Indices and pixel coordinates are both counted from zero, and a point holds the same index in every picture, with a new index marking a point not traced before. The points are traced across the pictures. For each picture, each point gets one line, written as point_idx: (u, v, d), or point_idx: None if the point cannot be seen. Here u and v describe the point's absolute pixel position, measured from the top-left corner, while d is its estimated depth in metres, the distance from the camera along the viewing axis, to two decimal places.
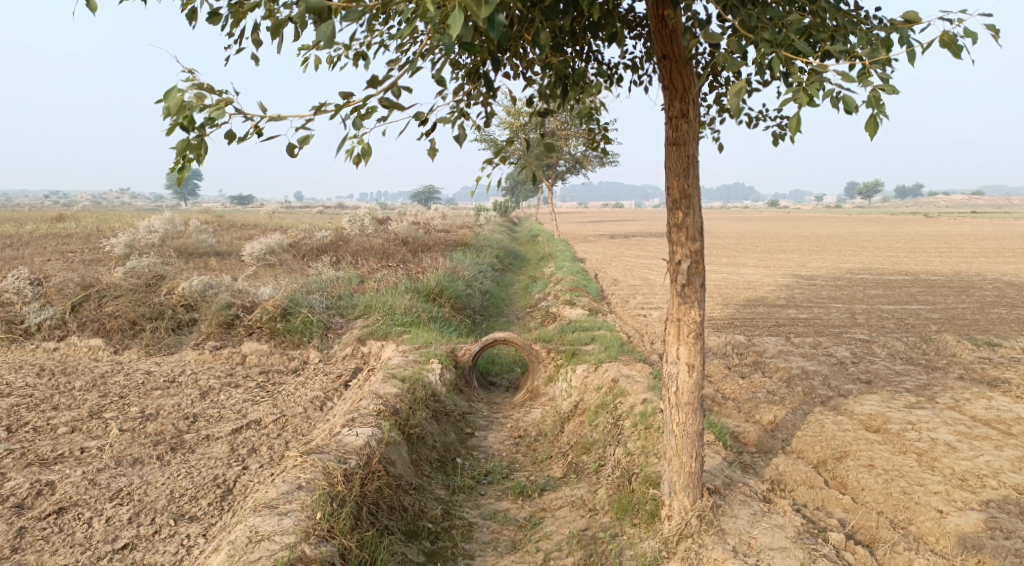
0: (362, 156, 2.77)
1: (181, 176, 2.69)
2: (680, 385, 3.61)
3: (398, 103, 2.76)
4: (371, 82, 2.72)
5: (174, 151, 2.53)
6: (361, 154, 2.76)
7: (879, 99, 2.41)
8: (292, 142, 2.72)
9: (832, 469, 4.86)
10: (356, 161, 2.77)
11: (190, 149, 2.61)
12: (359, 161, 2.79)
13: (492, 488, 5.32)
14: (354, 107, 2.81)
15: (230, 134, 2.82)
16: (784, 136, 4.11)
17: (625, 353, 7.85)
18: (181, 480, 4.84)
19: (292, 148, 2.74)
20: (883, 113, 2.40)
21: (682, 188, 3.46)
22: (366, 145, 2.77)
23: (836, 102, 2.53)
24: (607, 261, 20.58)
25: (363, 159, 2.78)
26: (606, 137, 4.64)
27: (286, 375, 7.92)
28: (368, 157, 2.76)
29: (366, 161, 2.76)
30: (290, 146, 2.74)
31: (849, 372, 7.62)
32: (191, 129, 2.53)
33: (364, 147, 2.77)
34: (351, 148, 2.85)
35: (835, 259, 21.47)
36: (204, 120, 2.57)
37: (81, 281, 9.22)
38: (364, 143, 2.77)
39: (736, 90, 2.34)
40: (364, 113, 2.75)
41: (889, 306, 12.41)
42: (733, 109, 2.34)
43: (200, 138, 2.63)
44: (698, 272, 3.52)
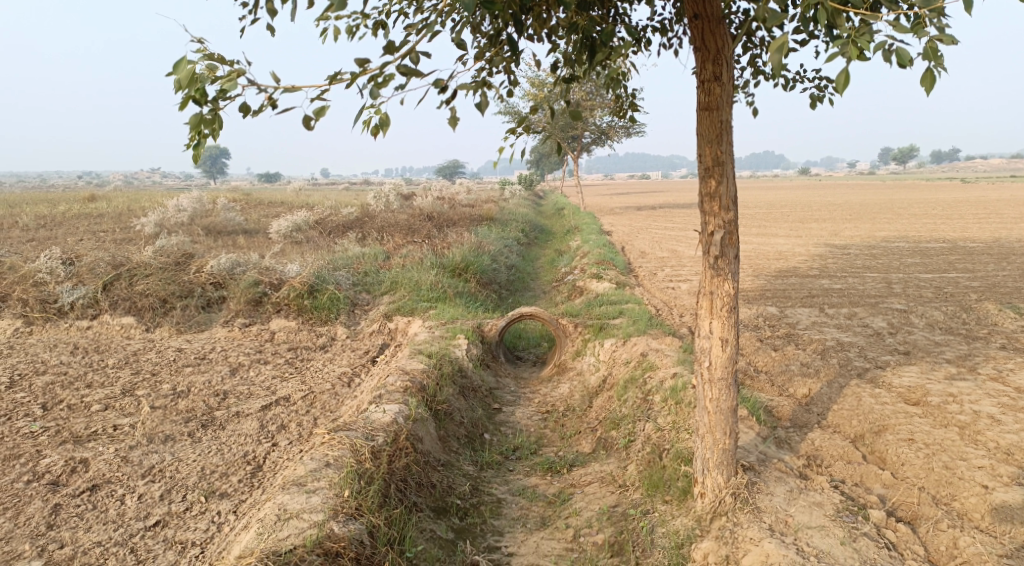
0: (381, 127, 2.66)
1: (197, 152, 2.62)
2: (713, 360, 3.50)
3: (417, 70, 2.65)
4: (388, 49, 2.61)
5: (188, 126, 2.46)
6: (380, 124, 2.65)
7: (937, 51, 2.22)
8: (308, 113, 2.62)
9: (870, 444, 4.73)
10: (375, 133, 2.66)
11: (205, 124, 2.53)
12: (377, 132, 2.67)
13: (521, 464, 5.28)
14: (371, 77, 2.71)
15: (245, 107, 2.73)
16: (824, 98, 3.92)
17: (654, 326, 7.73)
18: (212, 457, 4.88)
19: (309, 120, 2.66)
20: (940, 65, 2.20)
21: (715, 155, 3.31)
22: (384, 116, 2.66)
23: (887, 56, 2.33)
24: (634, 233, 20.33)
25: (382, 130, 2.67)
26: (634, 104, 4.47)
27: (314, 352, 7.94)
28: (387, 128, 2.65)
29: (384, 132, 2.65)
30: (306, 119, 2.65)
31: (886, 343, 7.41)
32: (204, 103, 2.45)
33: (383, 117, 2.65)
34: (368, 119, 2.75)
35: (869, 227, 20.96)
36: (217, 93, 2.48)
37: (112, 260, 9.32)
38: (382, 113, 2.66)
39: (776, 46, 2.18)
40: (381, 81, 2.65)
41: (926, 274, 12.06)
42: (773, 67, 2.18)
43: (214, 113, 2.55)
44: (732, 243, 3.39)
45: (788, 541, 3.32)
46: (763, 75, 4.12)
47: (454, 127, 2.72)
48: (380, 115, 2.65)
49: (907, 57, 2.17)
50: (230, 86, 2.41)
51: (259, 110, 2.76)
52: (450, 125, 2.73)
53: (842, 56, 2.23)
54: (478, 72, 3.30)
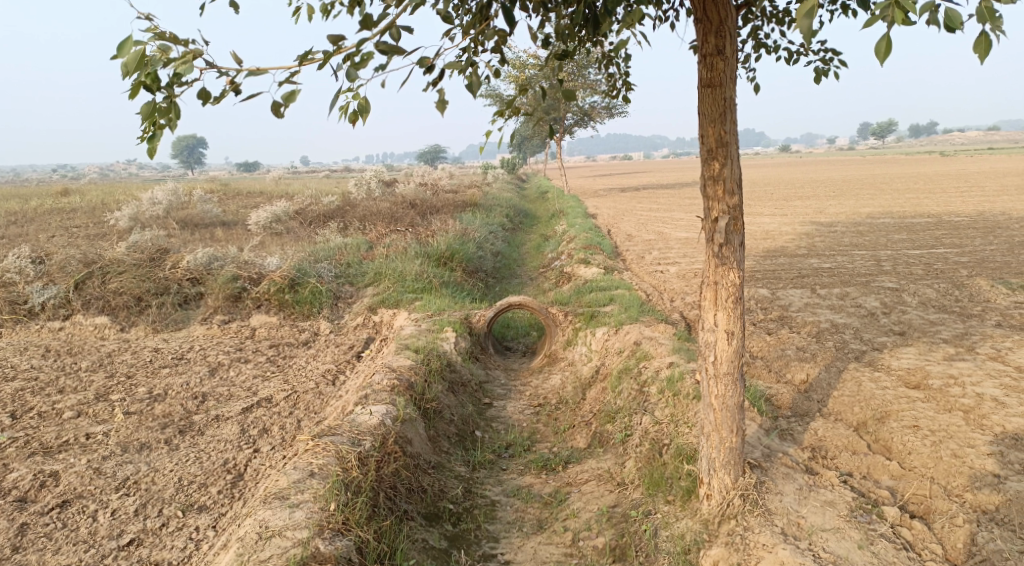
0: (359, 114, 2.40)
1: (154, 145, 2.36)
2: (719, 354, 3.32)
3: (397, 47, 2.40)
4: (365, 24, 2.36)
5: (139, 115, 2.20)
6: (359, 110, 2.39)
7: (992, 11, 1.99)
8: (275, 100, 2.36)
9: (874, 432, 4.59)
10: (353, 121, 2.40)
11: (159, 113, 2.28)
12: (356, 120, 2.42)
13: (515, 462, 5.10)
14: (347, 56, 2.46)
15: (205, 94, 2.47)
16: (829, 72, 3.76)
17: (646, 313, 7.54)
18: (190, 466, 4.64)
19: (277, 106, 2.41)
20: (997, 28, 1.98)
21: (718, 135, 3.12)
22: (362, 100, 2.40)
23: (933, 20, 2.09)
24: (620, 216, 20.12)
25: (360, 117, 2.41)
26: (628, 83, 4.23)
27: (297, 348, 7.68)
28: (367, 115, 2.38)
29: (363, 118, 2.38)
30: (273, 105, 2.40)
31: (881, 324, 7.28)
32: (156, 89, 2.19)
33: (360, 102, 2.40)
34: (346, 104, 2.50)
35: (854, 204, 20.92)
36: (171, 78, 2.23)
37: (83, 257, 8.96)
38: (360, 98, 2.40)
39: (804, 11, 1.96)
40: (359, 60, 2.40)
41: (915, 251, 11.96)
42: (803, 37, 1.96)
43: (169, 100, 2.29)
44: (737, 230, 3.21)
45: (803, 546, 3.20)
46: (765, 49, 3.95)
47: (443, 111, 2.47)
48: (358, 101, 2.39)
49: (960, 20, 1.95)
50: (184, 69, 2.16)
51: (221, 97, 2.51)
52: (438, 109, 2.47)
53: (884, 20, 1.98)
54: (465, 48, 3.05)
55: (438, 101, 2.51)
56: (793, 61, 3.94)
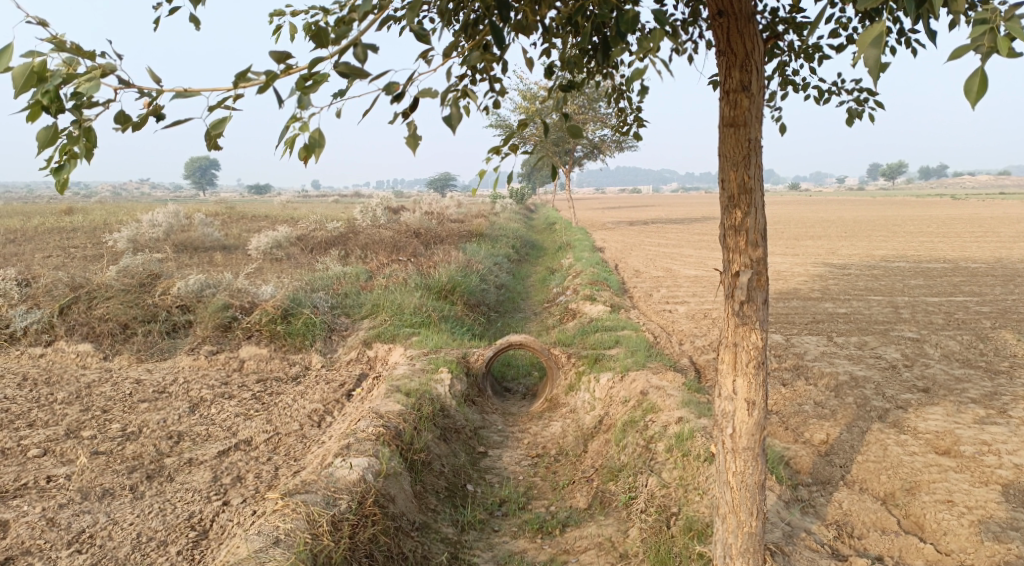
0: (313, 149, 2.03)
1: (63, 177, 2.03)
2: (737, 427, 2.93)
3: (360, 70, 2.00)
4: (321, 40, 1.97)
5: (38, 143, 1.88)
6: (312, 145, 2.02)
7: None
8: (208, 131, 2.01)
9: (904, 505, 4.17)
10: (304, 157, 2.03)
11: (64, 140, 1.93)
12: (310, 157, 2.05)
13: (507, 523, 4.68)
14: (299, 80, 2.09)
15: (122, 119, 2.12)
16: (863, 113, 3.44)
17: (654, 358, 7.13)
18: (151, 520, 4.24)
19: (211, 136, 2.03)
20: None
21: (741, 180, 2.77)
22: (316, 133, 2.03)
23: None
24: (627, 250, 19.80)
25: (314, 154, 2.04)
26: (640, 118, 3.90)
27: (285, 384, 7.28)
28: (322, 150, 2.01)
29: (316, 154, 2.01)
30: (206, 135, 2.03)
31: (904, 378, 6.85)
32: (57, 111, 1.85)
33: (314, 135, 2.03)
34: (293, 136, 2.11)
35: (868, 245, 20.54)
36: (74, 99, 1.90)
37: (71, 281, 8.64)
38: (313, 130, 2.03)
39: (870, 39, 1.67)
40: (311, 84, 2.03)
41: (933, 298, 11.53)
42: (872, 70, 1.64)
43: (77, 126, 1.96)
44: (761, 286, 2.84)
45: None
46: (793, 87, 3.63)
47: (415, 148, 2.06)
48: (310, 133, 2.03)
49: None
50: (89, 89, 1.84)
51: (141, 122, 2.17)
52: (407, 146, 2.06)
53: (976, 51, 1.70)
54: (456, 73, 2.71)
55: (409, 136, 2.09)
56: (825, 100, 3.63)
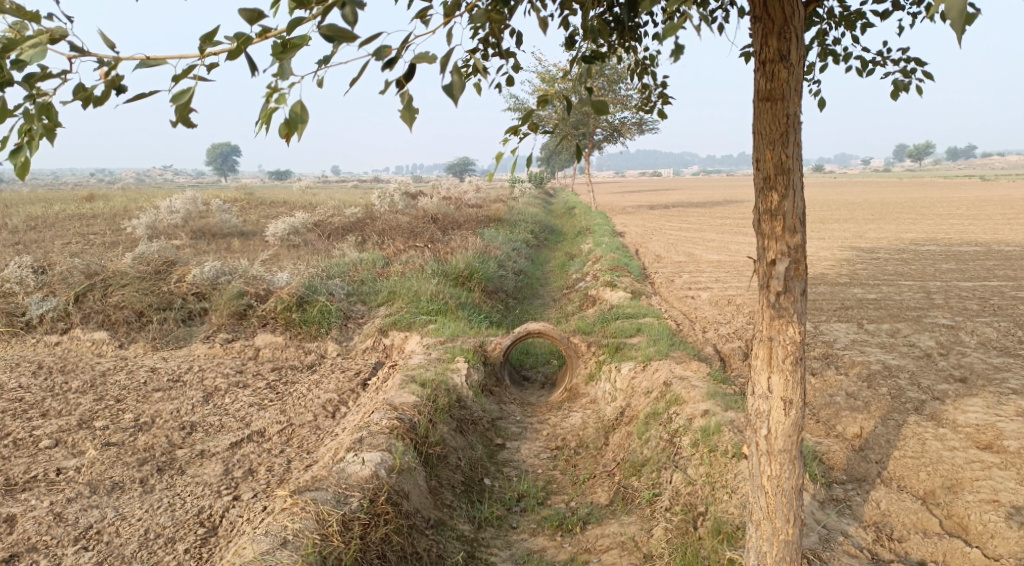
0: (295, 126, 1.85)
1: (21, 159, 1.91)
2: (773, 427, 2.71)
3: (348, 31, 1.78)
4: None
5: None
6: (294, 122, 1.83)
7: None
8: (174, 104, 1.85)
9: (946, 504, 3.93)
10: (286, 135, 1.86)
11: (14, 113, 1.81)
12: (292, 135, 1.86)
13: (525, 519, 4.52)
14: (276, 44, 1.90)
15: (81, 93, 2.03)
16: (910, 86, 3.17)
17: (677, 347, 6.90)
18: (159, 516, 4.14)
19: (175, 117, 1.89)
20: None
21: (778, 160, 2.53)
22: (297, 107, 1.84)
23: None
24: (648, 235, 19.49)
25: (296, 131, 1.85)
26: (665, 94, 3.67)
27: (300, 373, 7.16)
28: (305, 127, 1.83)
29: (298, 131, 1.83)
30: (173, 112, 1.88)
31: (940, 368, 6.55)
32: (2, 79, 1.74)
33: (295, 110, 1.84)
34: (268, 108, 1.94)
35: (895, 228, 20.05)
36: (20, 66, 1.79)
37: (86, 268, 8.58)
38: (295, 104, 1.84)
39: None
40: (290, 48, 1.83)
41: (967, 283, 11.13)
42: (954, 24, 1.37)
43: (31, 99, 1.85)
44: (799, 275, 2.62)
45: None
46: (834, 58, 3.38)
47: (411, 124, 1.85)
48: (292, 109, 1.84)
49: None
50: (35, 56, 1.73)
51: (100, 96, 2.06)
52: (401, 121, 1.85)
53: None
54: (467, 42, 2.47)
55: (403, 109, 1.86)
56: (869, 71, 3.36)
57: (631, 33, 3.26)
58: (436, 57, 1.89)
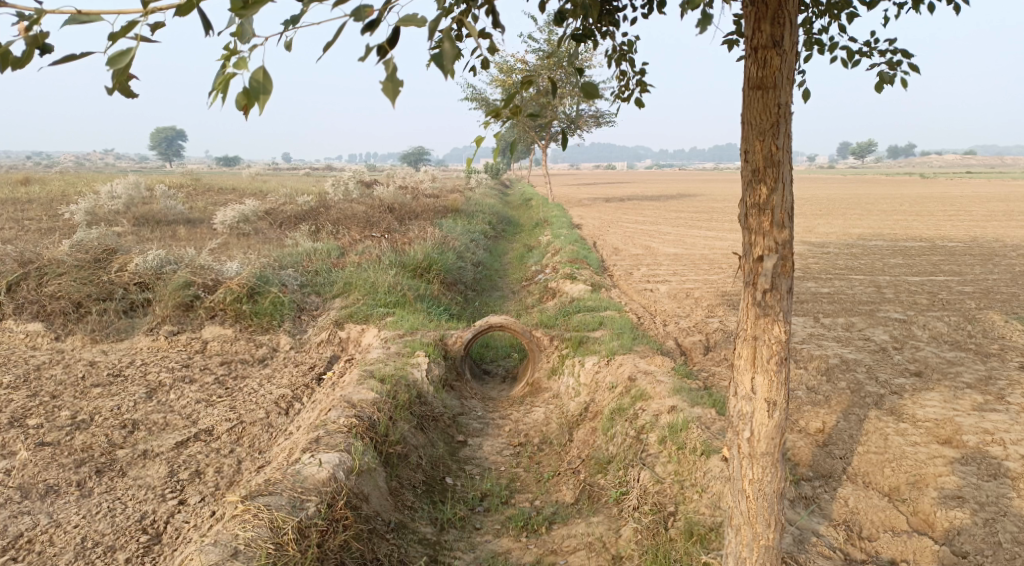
0: (256, 97, 1.64)
1: None
2: (756, 430, 2.76)
3: None
4: None
5: None
6: (256, 92, 1.63)
7: None
8: (110, 66, 1.63)
9: (912, 502, 3.96)
10: (245, 108, 1.65)
11: None
12: (252, 107, 1.66)
13: (490, 520, 4.38)
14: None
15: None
16: (895, 78, 3.15)
17: (640, 341, 6.84)
18: (98, 522, 3.85)
19: (110, 81, 1.66)
20: None
21: (768, 152, 2.56)
22: (259, 74, 1.64)
23: None
24: (605, 227, 19.49)
25: (257, 102, 1.65)
26: (642, 81, 3.56)
27: (251, 367, 6.86)
28: (268, 98, 1.62)
29: (260, 102, 1.62)
30: (108, 75, 1.65)
31: (895, 362, 6.65)
32: None
33: (257, 79, 1.63)
34: (224, 76, 1.73)
35: (844, 223, 20.52)
36: None
37: (19, 255, 8.06)
38: (256, 72, 1.64)
39: None
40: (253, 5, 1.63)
41: (915, 277, 11.41)
42: None
43: None
44: (786, 273, 2.66)
45: None
46: (819, 47, 3.35)
47: (393, 97, 1.67)
48: (253, 77, 1.63)
49: None
50: None
51: (20, 58, 1.81)
52: (383, 93, 1.67)
53: None
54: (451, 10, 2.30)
55: (385, 79, 1.68)
56: (855, 61, 3.35)
57: (610, 16, 3.15)
58: (424, 22, 1.72)
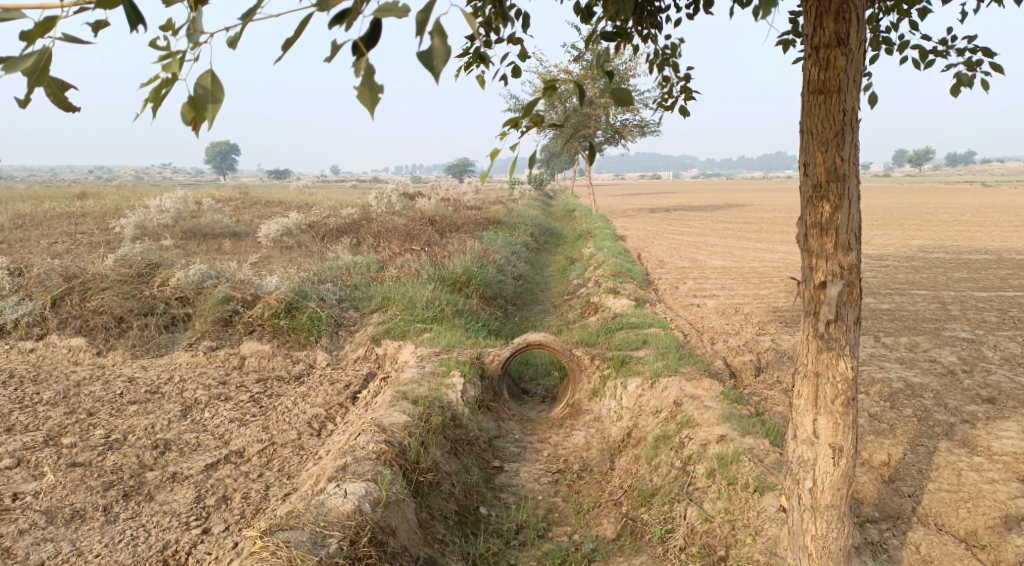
0: (202, 108, 1.51)
1: None
2: (819, 479, 2.58)
3: None
4: None
5: None
6: (203, 102, 1.49)
7: None
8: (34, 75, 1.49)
9: (993, 551, 3.56)
10: (191, 121, 1.52)
11: None
12: (199, 119, 1.52)
13: (525, 555, 4.12)
14: None
15: None
16: (975, 78, 2.84)
17: (686, 361, 6.51)
18: (119, 552, 3.73)
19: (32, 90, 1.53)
20: None
21: (831, 164, 2.35)
22: (203, 83, 1.49)
23: None
24: (651, 239, 19.09)
25: (204, 113, 1.51)
26: (687, 88, 3.33)
27: (286, 384, 6.76)
28: (216, 110, 1.49)
29: (207, 115, 1.48)
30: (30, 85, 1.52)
31: (965, 386, 6.16)
32: None
33: (204, 87, 1.50)
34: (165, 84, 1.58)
35: (903, 234, 19.69)
36: None
37: (65, 271, 8.17)
38: (201, 79, 1.49)
39: None
40: None
41: (982, 293, 10.75)
42: None
43: None
44: (852, 301, 2.45)
45: None
46: (888, 47, 3.07)
47: (372, 106, 1.46)
48: (199, 84, 1.50)
49: None
50: None
51: None
52: (359, 101, 1.45)
53: None
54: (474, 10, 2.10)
55: (360, 82, 1.47)
56: (928, 63, 3.05)
57: (651, 18, 2.93)
58: (407, 12, 1.50)
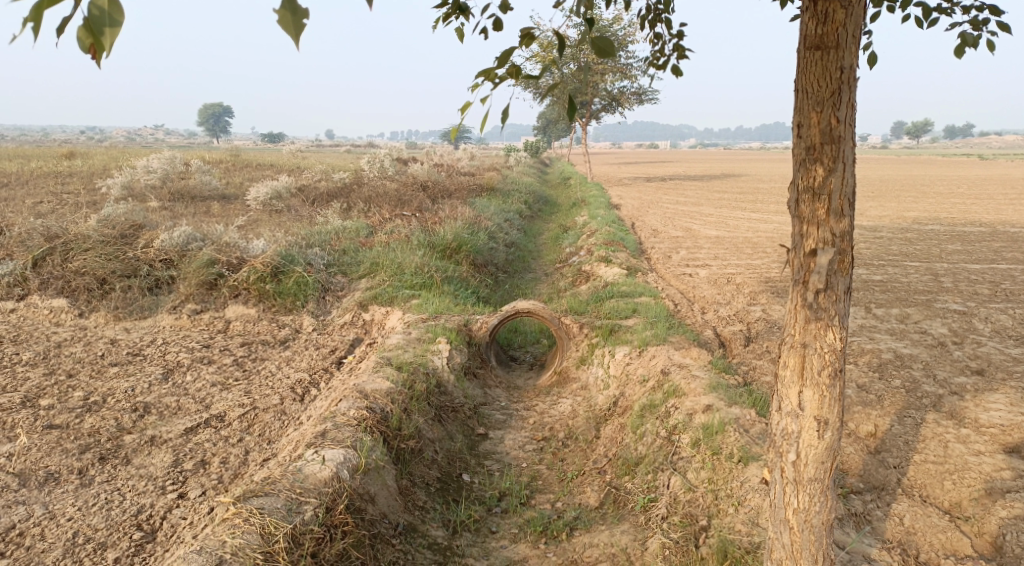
0: (101, 32, 1.38)
1: None
2: (802, 452, 2.51)
3: None
4: None
5: None
6: (100, 26, 1.37)
7: None
8: None
9: (977, 523, 3.53)
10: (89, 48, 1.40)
11: None
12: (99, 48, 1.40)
13: (506, 522, 4.08)
14: None
15: None
16: (978, 39, 2.69)
17: (676, 330, 6.44)
18: (92, 516, 3.67)
19: None
20: None
21: (826, 125, 2.24)
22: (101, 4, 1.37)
23: None
24: (646, 208, 18.93)
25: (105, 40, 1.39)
26: (680, 46, 3.17)
27: (271, 348, 6.68)
28: (114, 35, 1.38)
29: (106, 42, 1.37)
30: None
31: (956, 358, 6.12)
32: None
33: (100, 10, 1.38)
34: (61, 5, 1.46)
35: (899, 206, 19.58)
36: None
37: (46, 231, 8.01)
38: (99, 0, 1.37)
39: None
40: None
41: (975, 265, 10.68)
42: None
43: None
44: (843, 270, 2.36)
45: None
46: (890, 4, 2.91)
47: (296, 33, 1.34)
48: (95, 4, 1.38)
49: None
50: None
51: None
52: (280, 28, 1.34)
53: None
54: None
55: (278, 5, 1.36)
56: (932, 21, 2.89)
57: None
58: None
